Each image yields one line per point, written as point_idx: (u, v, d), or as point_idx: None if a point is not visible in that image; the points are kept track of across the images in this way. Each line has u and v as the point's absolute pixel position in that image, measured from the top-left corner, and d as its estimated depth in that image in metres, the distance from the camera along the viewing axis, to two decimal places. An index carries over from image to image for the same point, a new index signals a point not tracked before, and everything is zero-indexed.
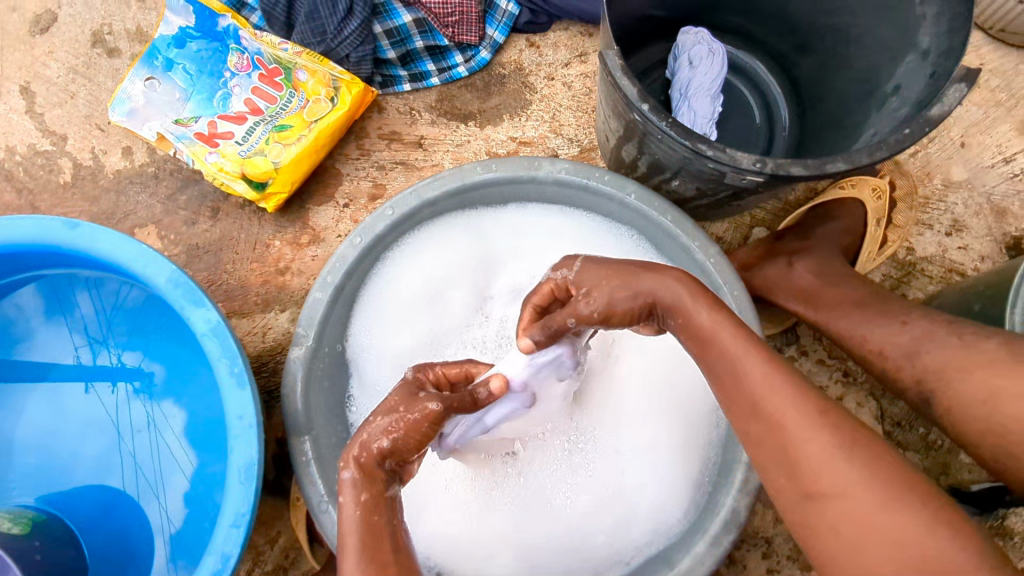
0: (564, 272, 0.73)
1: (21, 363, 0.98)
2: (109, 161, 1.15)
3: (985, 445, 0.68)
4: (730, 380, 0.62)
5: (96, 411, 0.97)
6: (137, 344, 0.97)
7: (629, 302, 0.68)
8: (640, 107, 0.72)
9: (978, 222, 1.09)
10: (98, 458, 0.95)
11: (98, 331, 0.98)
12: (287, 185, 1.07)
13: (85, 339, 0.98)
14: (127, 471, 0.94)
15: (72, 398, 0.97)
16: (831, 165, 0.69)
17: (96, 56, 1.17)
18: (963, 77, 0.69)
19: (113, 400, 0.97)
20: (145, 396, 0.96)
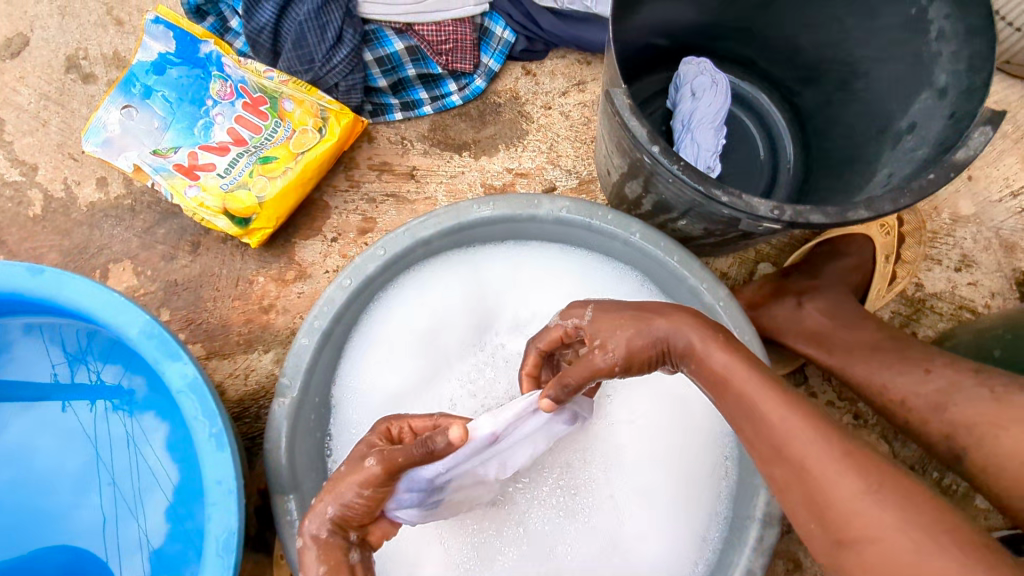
0: (575, 320, 0.70)
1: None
2: (83, 193, 1.08)
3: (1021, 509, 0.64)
4: (752, 432, 0.57)
5: (76, 428, 0.90)
6: (117, 359, 0.91)
7: (647, 349, 0.64)
8: (650, 149, 0.68)
9: (988, 258, 1.06)
10: (71, 495, 0.89)
11: (75, 348, 0.91)
12: (272, 220, 1.01)
13: (63, 355, 0.91)
14: (100, 517, 0.88)
15: (50, 413, 0.91)
16: (853, 213, 0.65)
17: (70, 82, 1.12)
18: (988, 120, 0.66)
19: (92, 416, 0.90)
20: (125, 409, 0.90)
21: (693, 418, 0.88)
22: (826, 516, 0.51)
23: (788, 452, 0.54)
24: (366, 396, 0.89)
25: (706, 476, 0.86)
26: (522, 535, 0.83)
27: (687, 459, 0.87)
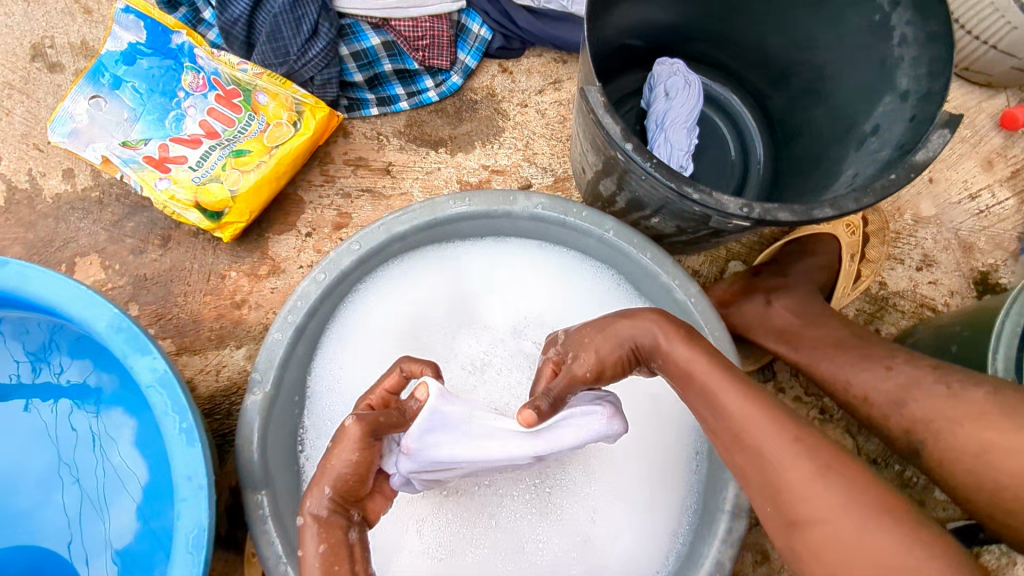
0: (555, 354, 0.74)
1: None
2: (48, 184, 1.06)
3: (978, 498, 0.66)
4: (716, 421, 0.61)
5: (40, 432, 0.89)
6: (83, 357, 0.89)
7: (615, 351, 0.69)
8: (624, 147, 0.69)
9: (947, 257, 1.10)
10: (40, 484, 0.87)
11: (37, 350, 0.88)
12: (244, 215, 1.00)
13: (25, 355, 0.89)
14: (65, 521, 0.86)
15: (12, 418, 0.89)
16: (818, 211, 0.67)
17: (35, 70, 1.09)
18: (946, 123, 0.68)
19: (54, 418, 0.89)
20: (89, 406, 0.88)
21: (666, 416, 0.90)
22: (779, 494, 0.54)
23: (746, 438, 0.57)
24: (343, 392, 0.88)
25: (679, 469, 0.88)
26: (495, 529, 0.84)
27: (659, 456, 0.88)
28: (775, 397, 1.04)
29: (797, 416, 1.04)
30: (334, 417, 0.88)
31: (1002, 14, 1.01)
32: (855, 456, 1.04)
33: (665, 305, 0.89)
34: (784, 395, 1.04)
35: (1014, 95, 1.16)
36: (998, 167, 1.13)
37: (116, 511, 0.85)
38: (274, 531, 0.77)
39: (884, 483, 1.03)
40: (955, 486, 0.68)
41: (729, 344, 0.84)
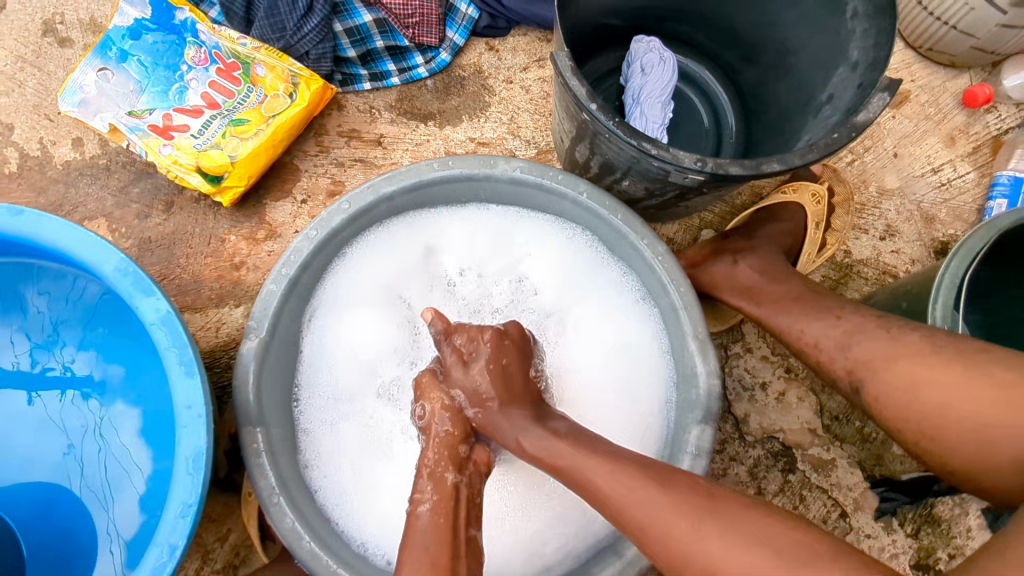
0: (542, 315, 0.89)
1: None
2: (58, 152, 1.12)
3: (909, 430, 0.70)
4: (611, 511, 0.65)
5: (44, 418, 0.93)
6: (89, 344, 0.94)
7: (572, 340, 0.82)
8: (589, 107, 0.75)
9: (909, 227, 1.16)
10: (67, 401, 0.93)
11: (50, 337, 0.94)
12: (243, 179, 1.06)
13: (41, 337, 0.94)
14: (76, 470, 0.91)
15: (16, 402, 0.93)
16: (766, 165, 0.73)
17: (46, 45, 1.15)
18: (886, 87, 0.74)
19: (57, 406, 0.93)
20: (91, 395, 0.93)
21: (642, 367, 0.96)
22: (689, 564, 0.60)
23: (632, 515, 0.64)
24: (330, 344, 0.96)
25: (650, 417, 0.94)
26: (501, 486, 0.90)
27: (636, 409, 0.94)
28: (740, 354, 1.11)
29: (763, 372, 1.10)
30: (323, 366, 0.96)
31: None
32: (818, 413, 1.10)
33: (635, 265, 0.95)
34: (751, 354, 1.11)
35: (977, 75, 1.21)
36: (960, 143, 1.19)
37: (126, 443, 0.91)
38: (267, 466, 0.83)
39: (844, 438, 1.09)
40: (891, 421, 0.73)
41: (693, 298, 0.90)
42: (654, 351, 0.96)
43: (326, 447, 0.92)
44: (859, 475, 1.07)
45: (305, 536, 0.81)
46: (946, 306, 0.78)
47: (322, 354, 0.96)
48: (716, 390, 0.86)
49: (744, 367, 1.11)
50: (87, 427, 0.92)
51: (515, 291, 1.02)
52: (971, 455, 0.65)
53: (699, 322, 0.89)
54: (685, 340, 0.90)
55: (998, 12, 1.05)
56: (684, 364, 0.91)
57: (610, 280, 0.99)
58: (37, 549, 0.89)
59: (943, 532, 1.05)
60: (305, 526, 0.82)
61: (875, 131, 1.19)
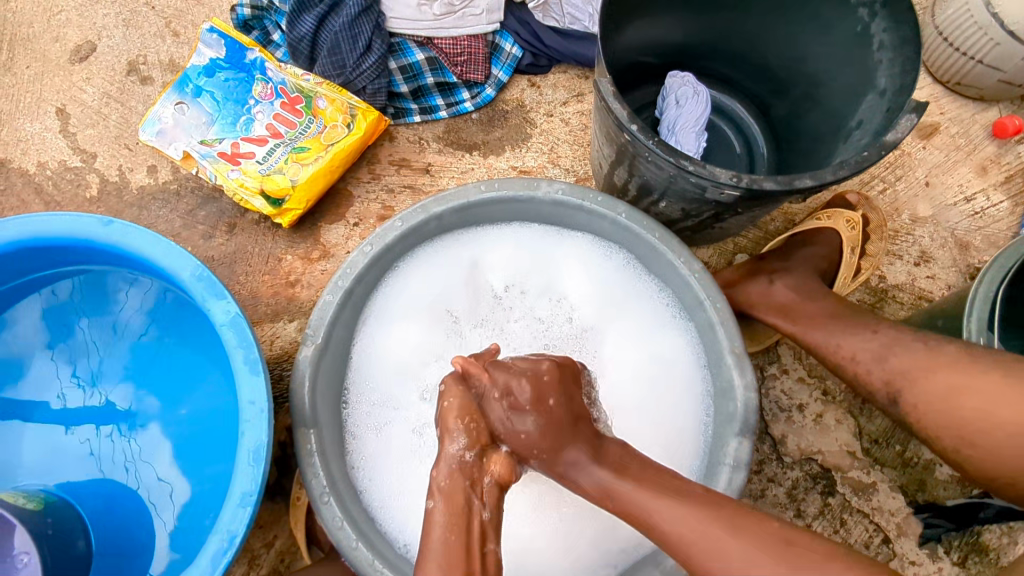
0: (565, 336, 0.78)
1: (15, 405, 0.99)
2: (135, 178, 1.22)
3: (946, 436, 0.72)
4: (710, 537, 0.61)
5: (88, 453, 0.98)
6: (126, 381, 1.00)
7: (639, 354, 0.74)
8: (630, 127, 0.80)
9: (944, 254, 1.18)
10: (123, 415, 0.99)
11: (94, 378, 1.00)
12: (302, 202, 1.14)
13: (88, 378, 1.01)
14: (135, 472, 0.97)
15: (65, 439, 0.99)
16: (799, 181, 0.77)
17: (130, 83, 1.27)
18: (914, 109, 0.78)
19: (104, 440, 0.98)
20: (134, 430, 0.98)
21: (679, 378, 0.99)
22: None
23: None
24: (381, 350, 1.02)
25: (686, 427, 0.97)
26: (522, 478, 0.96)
27: (668, 417, 0.98)
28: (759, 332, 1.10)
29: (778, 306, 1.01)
30: (371, 372, 1.01)
31: (985, 32, 1.12)
32: (857, 436, 1.09)
33: (671, 282, 0.99)
34: (788, 376, 1.11)
35: (1007, 107, 1.25)
36: (991, 173, 1.22)
37: (183, 447, 0.97)
38: (319, 466, 0.87)
39: (885, 462, 1.08)
40: (930, 428, 0.73)
41: (729, 314, 0.93)
42: (691, 364, 0.99)
43: (374, 449, 0.97)
44: (901, 499, 1.06)
45: (354, 537, 0.85)
46: (981, 319, 0.80)
47: (372, 358, 1.01)
48: (753, 402, 0.88)
49: (780, 388, 1.11)
50: (138, 453, 0.97)
51: (556, 302, 1.07)
52: (999, 454, 0.67)
53: (736, 337, 0.92)
54: (723, 355, 0.92)
55: (1023, 46, 1.10)
56: (718, 378, 0.94)
57: (646, 295, 1.03)
58: (102, 546, 0.93)
59: (990, 562, 1.03)
60: (353, 527, 0.86)
61: (906, 161, 1.22)
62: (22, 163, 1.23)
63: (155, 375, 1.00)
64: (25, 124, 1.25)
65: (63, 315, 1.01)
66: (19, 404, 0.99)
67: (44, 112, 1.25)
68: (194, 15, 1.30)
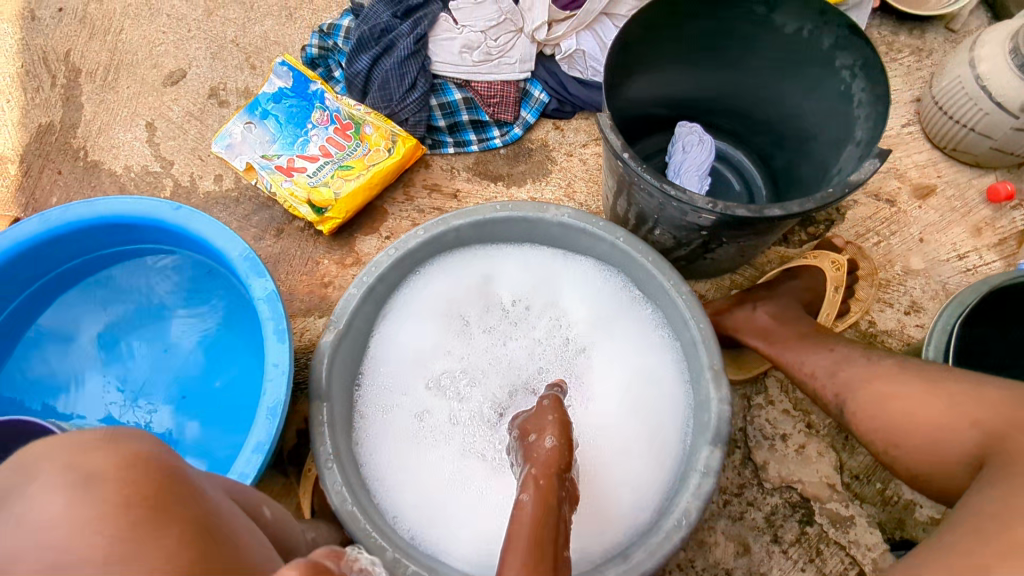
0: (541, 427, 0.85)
1: (78, 362, 1.14)
2: (203, 184, 1.40)
3: (879, 438, 0.78)
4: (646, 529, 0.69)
5: (133, 410, 1.12)
6: (175, 353, 1.15)
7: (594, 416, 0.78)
8: (622, 155, 0.92)
9: (934, 305, 1.23)
10: (167, 381, 1.13)
11: (147, 347, 1.16)
12: (343, 212, 1.28)
13: (143, 346, 1.16)
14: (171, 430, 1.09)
15: (115, 396, 1.12)
16: (769, 210, 0.87)
17: (210, 105, 1.47)
18: (877, 155, 0.88)
19: (149, 400, 1.12)
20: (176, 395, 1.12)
21: (662, 394, 1.07)
22: None
23: None
24: (396, 346, 1.13)
25: (667, 439, 1.04)
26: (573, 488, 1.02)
27: (650, 429, 1.06)
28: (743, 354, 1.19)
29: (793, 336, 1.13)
30: (384, 364, 1.12)
31: (975, 102, 1.21)
32: (838, 470, 1.13)
33: (661, 305, 1.09)
34: (773, 407, 1.18)
35: (1002, 175, 1.32)
36: (985, 234, 1.28)
37: (214, 414, 1.10)
38: (327, 435, 0.97)
39: (865, 498, 1.11)
40: (872, 436, 0.79)
41: (711, 334, 1.01)
42: (675, 382, 1.07)
43: (379, 432, 1.07)
44: (879, 535, 1.08)
45: (347, 500, 0.93)
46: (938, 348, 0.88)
47: (388, 353, 1.13)
48: (725, 414, 0.95)
49: (765, 418, 1.17)
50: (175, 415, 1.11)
51: (556, 320, 1.17)
52: (926, 458, 0.74)
53: (716, 355, 0.99)
54: (703, 371, 1.00)
55: (1010, 116, 1.18)
56: (699, 393, 1.01)
57: (638, 317, 1.13)
58: None
59: None
60: (350, 493, 0.94)
61: (901, 218, 1.30)
62: (112, 166, 1.43)
63: (199, 350, 1.15)
64: (119, 133, 1.46)
65: (124, 312, 1.18)
66: (76, 388, 1.13)
67: (136, 125, 1.46)
68: (270, 52, 1.52)
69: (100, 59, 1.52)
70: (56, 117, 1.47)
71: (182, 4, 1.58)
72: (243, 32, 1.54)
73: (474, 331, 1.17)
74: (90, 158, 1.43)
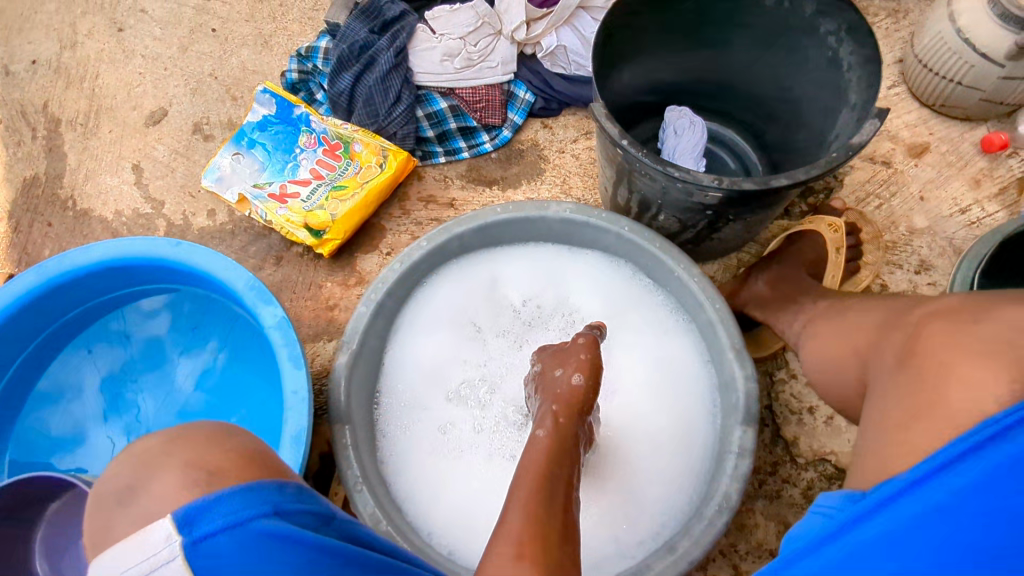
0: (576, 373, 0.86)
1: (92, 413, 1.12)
2: (197, 221, 1.39)
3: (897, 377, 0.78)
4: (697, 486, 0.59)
5: None
6: (189, 393, 1.13)
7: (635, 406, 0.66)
8: (621, 142, 0.91)
9: (944, 262, 1.23)
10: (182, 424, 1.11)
11: (162, 391, 1.14)
12: (341, 233, 1.27)
13: (157, 390, 1.14)
14: None
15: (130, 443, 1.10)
16: (775, 181, 0.86)
17: (195, 141, 1.46)
18: (876, 115, 0.88)
19: None
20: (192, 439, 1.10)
21: (686, 378, 1.06)
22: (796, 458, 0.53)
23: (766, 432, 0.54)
24: (410, 360, 1.12)
25: (696, 423, 1.03)
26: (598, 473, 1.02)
27: (678, 415, 1.04)
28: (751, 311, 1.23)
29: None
30: (402, 382, 1.10)
31: (959, 55, 1.21)
32: None
33: (673, 289, 1.08)
34: (797, 380, 1.16)
35: (994, 126, 1.32)
36: (985, 186, 1.28)
37: None
38: (353, 457, 0.96)
39: None
40: None
41: (729, 314, 1.00)
42: (693, 364, 1.06)
43: (404, 449, 1.06)
44: None
45: (383, 520, 0.91)
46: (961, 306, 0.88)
47: (404, 368, 1.11)
48: (754, 391, 0.94)
49: (790, 392, 1.16)
50: None
51: (569, 316, 1.16)
52: None
53: (735, 333, 0.98)
54: (724, 351, 0.99)
55: (997, 66, 1.18)
56: (724, 370, 1.00)
57: (651, 306, 1.12)
58: None
59: None
60: (383, 513, 0.93)
61: (899, 178, 1.30)
62: (102, 212, 1.41)
63: (212, 390, 1.13)
64: (106, 179, 1.44)
65: (137, 353, 1.16)
66: (91, 440, 1.10)
67: (122, 168, 1.44)
68: (250, 82, 1.50)
69: (78, 106, 1.51)
70: (41, 168, 1.45)
71: (155, 42, 1.57)
72: (221, 65, 1.53)
73: (486, 336, 1.15)
74: (79, 207, 1.42)
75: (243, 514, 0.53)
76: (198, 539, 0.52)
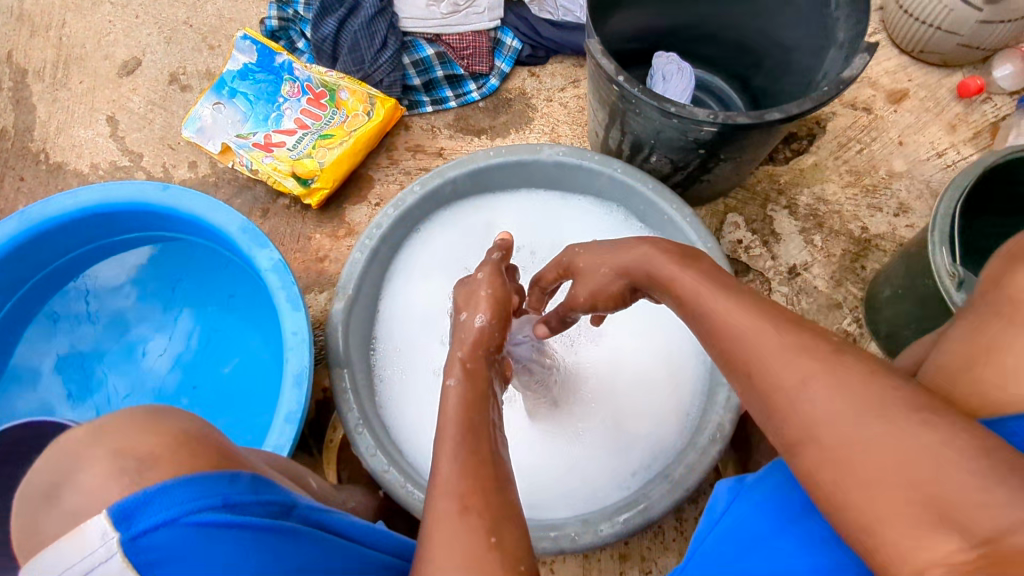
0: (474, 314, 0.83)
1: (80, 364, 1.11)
2: (178, 173, 1.36)
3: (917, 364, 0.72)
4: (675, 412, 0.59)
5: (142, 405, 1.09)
6: (181, 343, 1.13)
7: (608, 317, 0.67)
8: (617, 78, 0.91)
9: (921, 205, 1.27)
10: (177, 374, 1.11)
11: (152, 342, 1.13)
12: (331, 181, 1.25)
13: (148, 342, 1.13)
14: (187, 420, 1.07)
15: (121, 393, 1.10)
16: (769, 115, 0.87)
17: (172, 91, 1.41)
18: (866, 49, 0.89)
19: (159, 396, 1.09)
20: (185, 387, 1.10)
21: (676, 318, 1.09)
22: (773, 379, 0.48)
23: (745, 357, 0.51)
24: (404, 307, 1.13)
25: (686, 359, 1.06)
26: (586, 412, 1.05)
27: (670, 354, 1.07)
28: (745, 258, 1.25)
29: (802, 257, 1.24)
30: (397, 330, 1.11)
31: None
32: None
33: (663, 229, 1.10)
34: None
35: (969, 72, 1.36)
36: (960, 130, 1.32)
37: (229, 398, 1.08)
38: (353, 400, 0.97)
39: None
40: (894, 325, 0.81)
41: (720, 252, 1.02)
42: None
43: (401, 393, 1.07)
44: None
45: (385, 461, 0.93)
46: (943, 232, 0.90)
47: (398, 315, 1.12)
48: None
49: None
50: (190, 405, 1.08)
51: None
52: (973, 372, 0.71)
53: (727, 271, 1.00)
54: None
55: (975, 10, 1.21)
56: None
57: None
58: None
59: None
60: (384, 453, 0.94)
61: (879, 124, 1.33)
62: (77, 165, 1.37)
63: (204, 339, 1.12)
64: (79, 131, 1.39)
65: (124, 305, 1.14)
66: (80, 391, 1.09)
67: (97, 120, 1.39)
68: (227, 30, 1.46)
69: (46, 56, 1.44)
70: (9, 122, 1.39)
71: None
72: (196, 12, 1.47)
73: None
74: (52, 160, 1.37)
75: (193, 506, 0.48)
76: (136, 535, 0.46)
